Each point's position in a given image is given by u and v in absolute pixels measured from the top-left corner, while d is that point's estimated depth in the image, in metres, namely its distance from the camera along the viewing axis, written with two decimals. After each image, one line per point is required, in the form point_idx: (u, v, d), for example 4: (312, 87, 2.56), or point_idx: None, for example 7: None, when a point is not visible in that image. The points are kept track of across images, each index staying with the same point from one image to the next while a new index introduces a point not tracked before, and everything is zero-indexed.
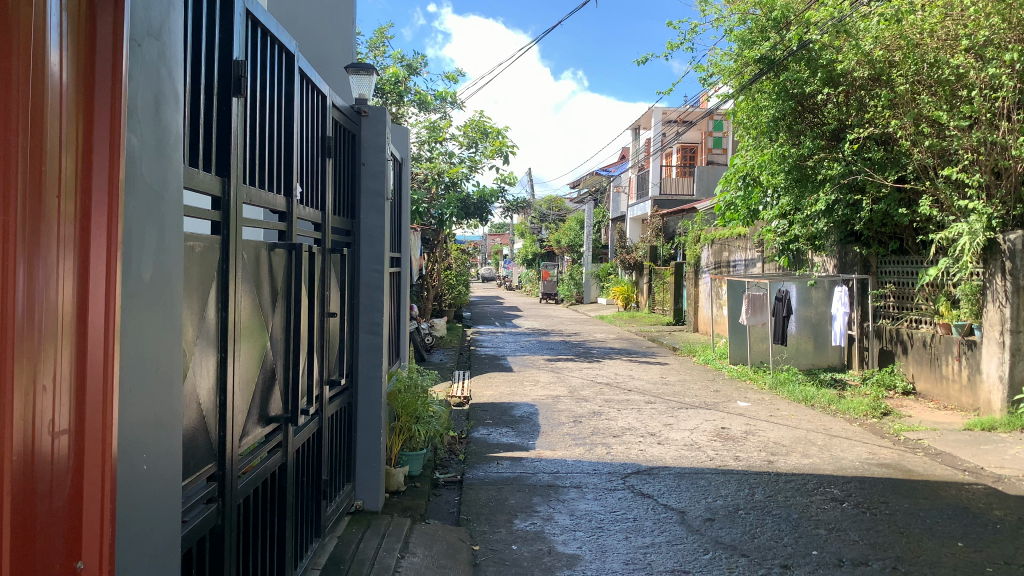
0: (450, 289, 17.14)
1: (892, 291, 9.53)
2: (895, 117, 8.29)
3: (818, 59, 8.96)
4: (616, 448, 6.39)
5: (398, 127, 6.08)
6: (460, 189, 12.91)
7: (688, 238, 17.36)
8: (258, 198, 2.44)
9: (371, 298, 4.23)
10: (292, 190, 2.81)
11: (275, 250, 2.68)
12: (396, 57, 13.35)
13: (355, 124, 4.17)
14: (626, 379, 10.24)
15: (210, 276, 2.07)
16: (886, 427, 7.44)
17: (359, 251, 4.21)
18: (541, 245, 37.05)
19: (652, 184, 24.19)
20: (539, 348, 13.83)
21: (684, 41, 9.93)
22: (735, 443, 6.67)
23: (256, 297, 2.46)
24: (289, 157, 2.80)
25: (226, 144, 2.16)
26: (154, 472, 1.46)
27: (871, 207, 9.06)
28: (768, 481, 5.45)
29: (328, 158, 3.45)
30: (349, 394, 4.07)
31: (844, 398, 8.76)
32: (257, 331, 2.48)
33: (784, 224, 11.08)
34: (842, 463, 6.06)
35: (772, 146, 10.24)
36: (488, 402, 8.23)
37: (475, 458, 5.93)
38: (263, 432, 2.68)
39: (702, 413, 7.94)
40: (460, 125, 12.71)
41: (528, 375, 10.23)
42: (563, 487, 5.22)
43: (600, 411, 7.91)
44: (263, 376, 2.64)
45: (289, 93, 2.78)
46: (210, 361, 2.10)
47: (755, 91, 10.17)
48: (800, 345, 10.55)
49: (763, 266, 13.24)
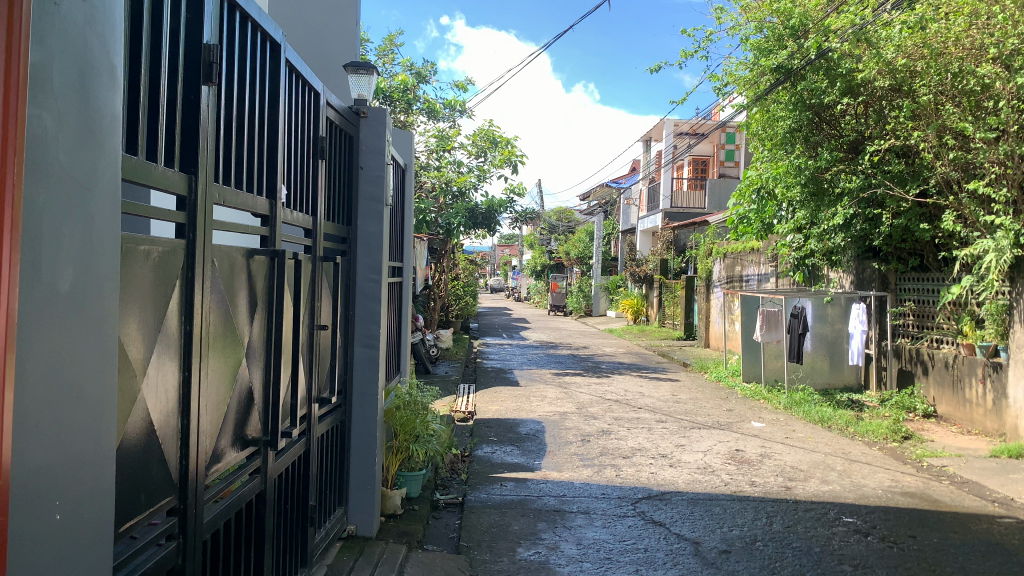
0: (458, 299, 16.92)
1: (911, 309, 9.25)
2: (918, 129, 8.00)
3: (837, 69, 8.68)
4: (625, 471, 6.10)
5: (401, 132, 5.84)
6: (468, 198, 12.66)
7: (700, 251, 17.08)
8: (232, 197, 2.19)
9: (368, 309, 3.97)
10: (275, 190, 2.57)
11: (254, 256, 2.43)
12: (406, 64, 13.17)
13: (353, 125, 3.92)
14: (636, 395, 9.94)
15: (169, 283, 1.82)
16: (908, 452, 7.13)
17: (355, 259, 3.95)
18: (550, 256, 36.81)
19: (663, 196, 23.90)
20: (546, 361, 13.55)
21: (698, 50, 9.71)
22: (750, 467, 6.38)
23: (228, 308, 2.20)
24: (273, 155, 2.56)
25: (191, 137, 1.91)
26: (71, 525, 1.18)
27: (891, 221, 8.75)
28: (786, 510, 5.15)
29: (321, 159, 3.21)
30: (342, 411, 3.80)
31: (862, 419, 8.44)
32: (229, 345, 2.23)
33: (800, 238, 10.78)
34: (864, 491, 5.75)
35: (788, 158, 9.97)
36: (493, 418, 7.96)
37: (478, 479, 5.66)
38: (239, 456, 2.41)
39: (716, 434, 7.65)
40: (469, 134, 12.53)
41: (534, 390, 9.94)
42: (570, 513, 4.94)
43: (609, 430, 7.63)
44: (239, 395, 2.38)
45: (273, 85, 2.55)
46: (168, 380, 1.84)
47: (770, 101, 9.92)
48: (815, 363, 10.20)
49: (777, 281, 12.95)
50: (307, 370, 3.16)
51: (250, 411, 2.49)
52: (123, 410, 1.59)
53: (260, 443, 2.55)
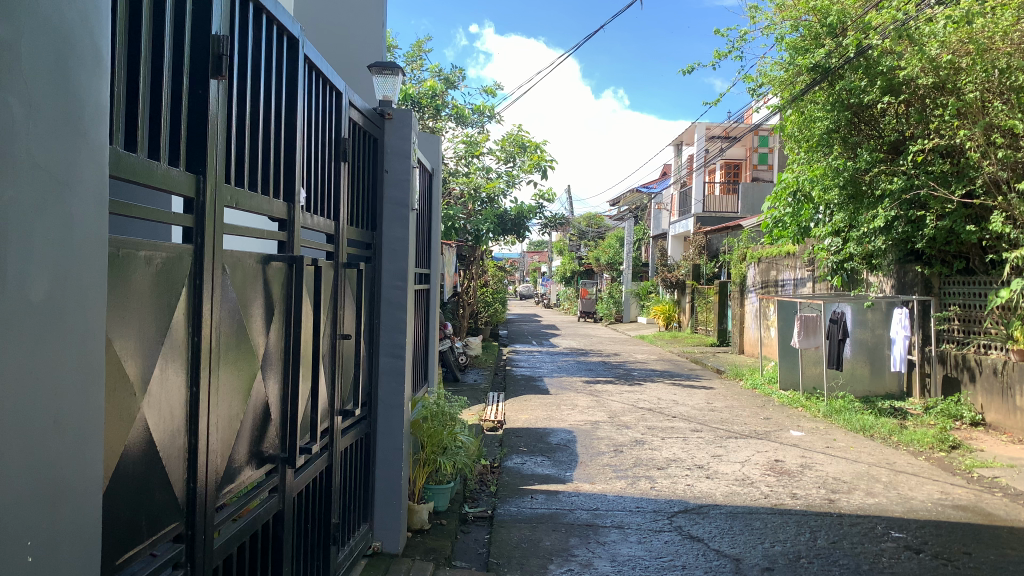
0: (488, 306, 16.80)
1: (956, 313, 8.94)
2: (962, 128, 7.73)
3: (877, 66, 8.44)
4: (660, 482, 5.90)
5: (429, 136, 5.72)
6: (497, 205, 12.55)
7: (733, 256, 16.79)
8: (245, 200, 2.07)
9: (393, 318, 3.84)
10: (294, 193, 2.45)
11: (271, 261, 2.31)
12: (434, 71, 13.11)
13: (377, 128, 3.79)
14: (670, 404, 9.72)
15: (173, 292, 1.70)
16: (957, 462, 6.83)
17: (380, 266, 3.83)
18: (580, 263, 36.62)
19: (695, 201, 23.59)
20: (577, 368, 13.36)
21: (732, 50, 9.52)
22: (791, 478, 6.14)
23: (241, 318, 2.08)
24: (291, 156, 2.44)
25: (198, 134, 1.80)
26: (45, 564, 1.05)
27: (936, 223, 8.44)
28: (831, 524, 4.91)
29: (344, 162, 3.08)
30: (366, 423, 3.67)
31: (906, 428, 8.13)
32: (243, 358, 2.10)
33: (838, 241, 10.49)
34: (913, 504, 5.49)
35: (825, 159, 9.72)
36: (524, 427, 7.80)
37: (508, 491, 5.50)
38: (254, 473, 2.29)
39: (754, 444, 7.41)
40: (498, 140, 12.37)
41: (565, 398, 9.76)
42: (604, 528, 4.76)
43: (642, 440, 7.42)
44: (254, 409, 2.25)
45: (291, 82, 2.43)
46: (173, 396, 1.71)
47: (806, 102, 9.69)
48: (855, 370, 9.90)
49: (814, 286, 12.64)
50: (329, 382, 3.04)
51: (267, 425, 2.37)
52: (116, 429, 1.47)
53: (276, 460, 2.42)
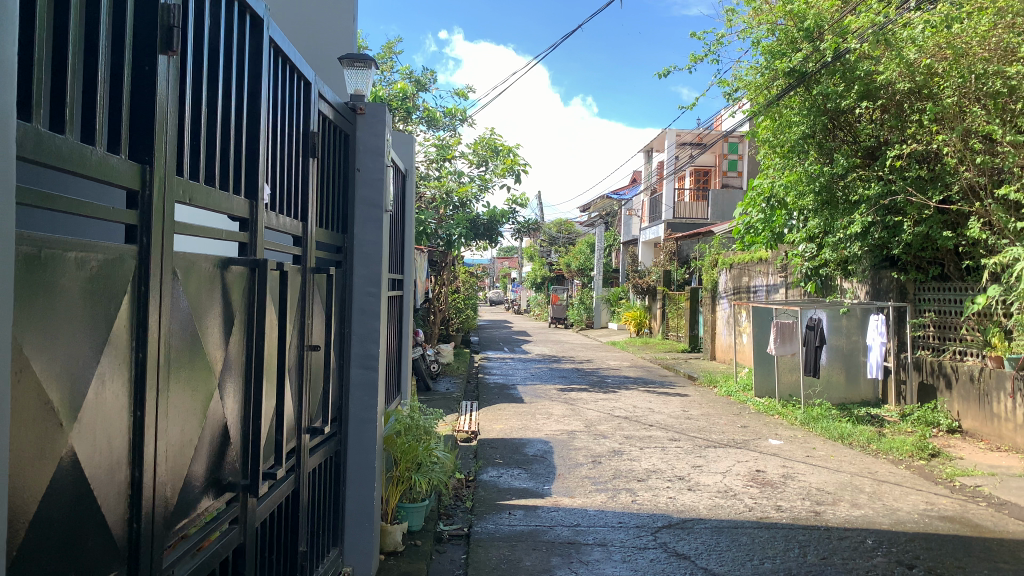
0: (459, 312, 16.53)
1: (932, 320, 8.89)
2: (940, 134, 7.67)
3: (855, 71, 8.39)
4: (642, 496, 5.70)
5: (402, 135, 5.48)
6: (469, 209, 12.31)
7: (705, 262, 16.71)
8: (201, 196, 1.83)
9: (365, 327, 3.59)
10: (256, 189, 2.21)
11: (231, 265, 2.07)
12: (405, 72, 12.87)
13: (349, 123, 3.55)
14: (646, 412, 9.55)
15: (112, 301, 1.46)
16: (938, 471, 6.72)
17: (352, 270, 3.58)
18: (550, 268, 36.45)
19: (665, 207, 23.55)
20: (550, 376, 13.15)
21: (708, 53, 9.42)
22: (774, 489, 5.98)
23: (195, 328, 1.84)
24: (256, 148, 2.20)
25: (143, 115, 1.56)
26: None
27: (912, 229, 8.36)
28: (819, 538, 4.75)
29: (313, 158, 2.84)
30: (336, 440, 3.42)
31: (884, 436, 8.04)
32: (198, 374, 1.86)
33: (812, 247, 10.41)
34: (899, 515, 5.35)
35: (800, 165, 9.64)
36: (499, 438, 7.57)
37: (485, 507, 5.27)
38: (210, 502, 2.04)
39: (733, 453, 7.26)
40: (470, 143, 12.16)
41: (540, 407, 9.55)
42: (586, 546, 4.55)
43: (620, 450, 7.23)
44: (211, 431, 2.00)
45: (255, 65, 2.19)
46: (112, 420, 1.47)
47: (783, 106, 9.62)
48: (831, 377, 9.82)
49: (787, 293, 12.59)
50: (296, 397, 2.80)
51: (227, 447, 2.12)
52: (36, 465, 1.24)
53: (236, 487, 2.17)
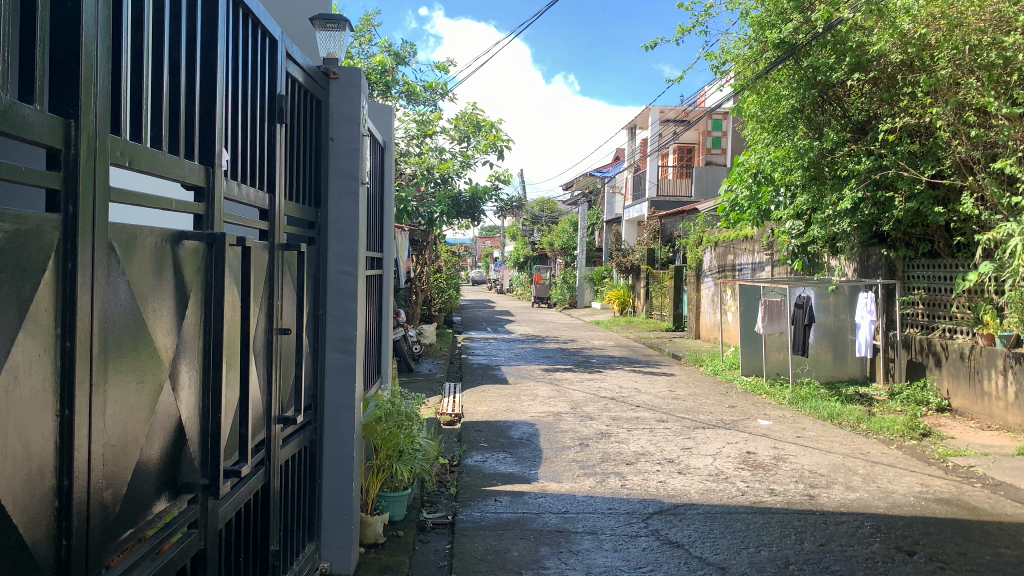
0: (441, 292, 16.28)
1: (921, 297, 8.78)
2: (933, 107, 7.48)
3: (846, 42, 8.20)
4: (631, 480, 5.53)
5: (380, 106, 5.22)
6: (451, 186, 12.04)
7: (690, 240, 16.56)
8: (142, 158, 1.59)
9: (342, 308, 3.35)
10: (211, 152, 1.96)
11: (183, 239, 1.83)
12: (383, 45, 12.53)
13: (321, 87, 3.28)
14: (632, 392, 9.40)
15: (28, 280, 1.22)
16: (930, 451, 6.60)
17: (326, 248, 3.33)
18: (533, 247, 36.22)
19: (650, 184, 23.34)
20: (534, 356, 12.96)
21: (696, 25, 9.22)
22: (766, 472, 5.83)
23: (141, 309, 1.60)
24: (210, 107, 1.96)
25: (65, 56, 1.32)
26: None
27: (902, 205, 8.19)
28: (816, 524, 4.60)
29: (281, 124, 2.59)
30: (311, 427, 3.20)
31: (874, 415, 7.93)
32: (146, 363, 1.62)
33: (800, 224, 10.26)
34: (895, 498, 5.22)
35: (788, 140, 9.47)
36: (483, 421, 7.37)
37: (470, 493, 5.08)
38: (163, 505, 1.80)
39: (723, 435, 7.10)
40: (451, 118, 11.87)
41: (525, 388, 9.37)
42: (575, 534, 4.36)
43: (608, 432, 7.06)
44: (164, 427, 1.77)
45: (209, 14, 1.95)
46: (29, 418, 1.24)
47: (772, 79, 9.42)
48: (819, 356, 9.73)
49: (773, 270, 12.46)
50: (264, 384, 2.57)
51: (184, 442, 1.88)
52: None
53: (194, 488, 1.93)
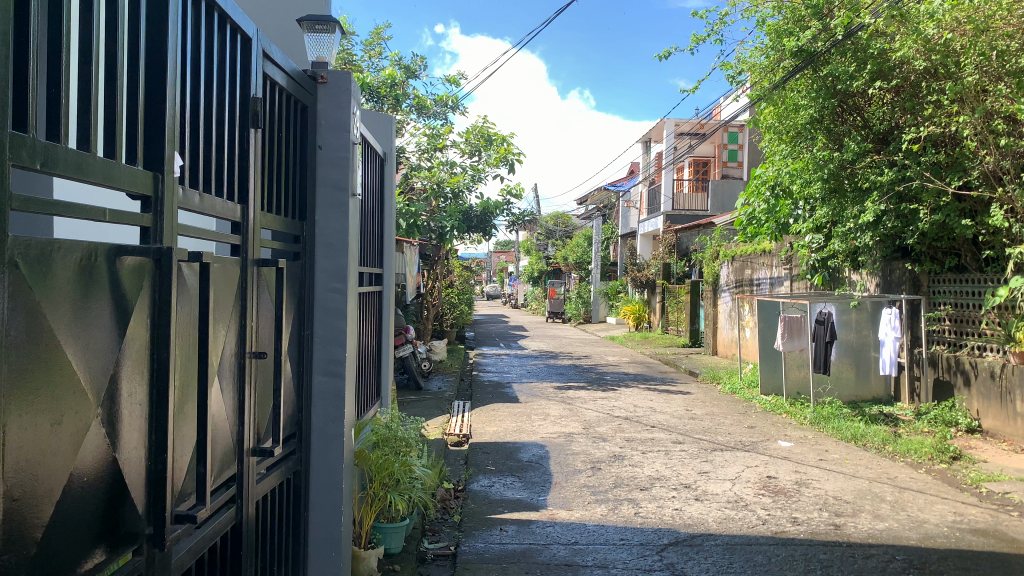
0: (453, 308, 16.04)
1: (948, 313, 8.45)
2: (959, 116, 7.17)
3: (867, 49, 7.93)
4: (645, 507, 5.24)
5: (380, 116, 5.02)
6: (462, 200, 11.81)
7: (706, 254, 16.25)
8: (62, 157, 1.37)
9: (330, 328, 3.12)
10: (159, 156, 1.74)
11: (123, 254, 1.59)
12: (393, 58, 12.38)
13: (308, 92, 3.07)
14: (647, 411, 9.10)
15: None
16: (962, 476, 6.26)
17: (313, 263, 3.10)
18: (547, 262, 35.96)
19: (665, 198, 23.06)
20: (547, 373, 12.68)
21: (711, 34, 9.01)
22: (788, 499, 5.52)
23: (58, 333, 1.37)
24: (159, 107, 1.74)
25: None
26: None
27: (928, 218, 7.85)
28: (843, 558, 4.29)
29: (256, 130, 2.37)
30: (295, 457, 2.96)
31: (900, 437, 7.59)
32: (66, 398, 1.39)
33: (820, 238, 9.96)
34: (927, 529, 4.90)
35: (807, 151, 9.19)
36: (491, 442, 7.11)
37: (475, 522, 4.81)
38: (101, 560, 1.56)
39: (742, 458, 6.80)
40: (462, 132, 11.68)
41: (537, 407, 9.09)
42: (584, 568, 4.09)
43: (621, 454, 6.76)
44: (97, 470, 1.53)
45: (155, 2, 1.74)
46: None
47: (790, 89, 9.17)
48: (841, 374, 9.37)
49: (792, 285, 12.13)
50: (234, 413, 2.32)
51: (127, 487, 1.63)
52: None
53: (139, 538, 1.68)
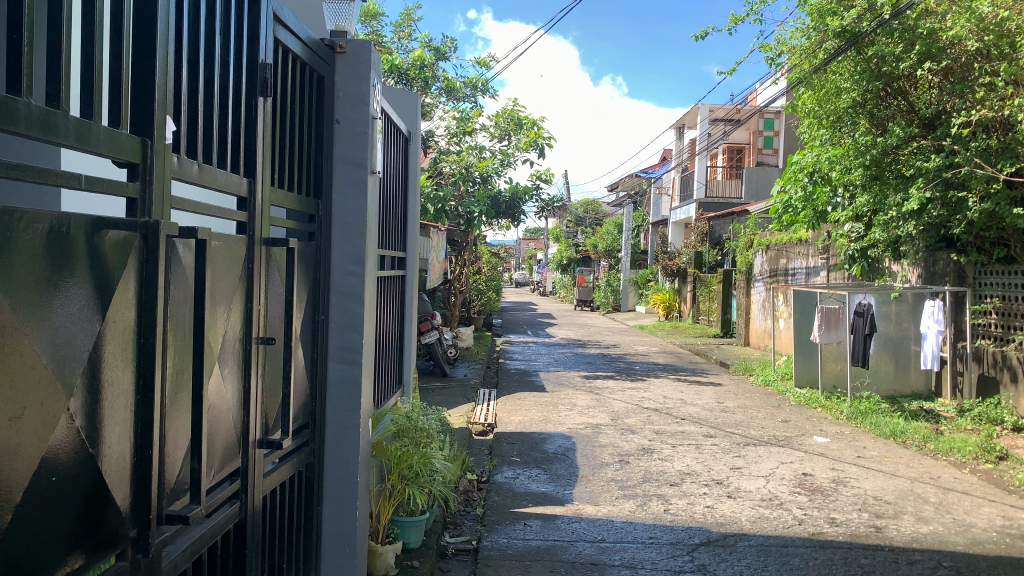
0: (481, 294, 15.89)
1: (994, 307, 8.11)
2: (1014, 99, 6.80)
3: (917, 29, 7.59)
4: (675, 504, 5.03)
5: (405, 93, 4.85)
6: (491, 185, 11.61)
7: (739, 243, 15.91)
8: (24, 113, 1.20)
9: (346, 312, 2.95)
10: (150, 117, 1.57)
11: (104, 226, 1.42)
12: (423, 40, 12.19)
13: (324, 63, 2.89)
14: (677, 403, 8.87)
15: None
16: (1009, 477, 5.97)
17: (329, 244, 2.94)
18: (576, 249, 35.68)
19: (697, 185, 22.66)
20: (574, 361, 12.49)
21: (751, 13, 8.70)
22: (825, 498, 5.28)
23: (14, 314, 1.21)
24: (147, 65, 1.57)
25: None
26: None
27: (976, 206, 7.48)
28: (885, 563, 4.06)
29: (265, 97, 2.20)
30: (308, 449, 2.80)
31: (942, 434, 7.29)
32: (27, 386, 1.23)
33: (859, 227, 9.62)
34: (974, 533, 4.64)
35: (848, 136, 8.86)
36: (517, 431, 6.95)
37: (497, 516, 4.65)
38: (79, 567, 1.40)
39: (776, 453, 6.56)
40: (491, 115, 11.47)
41: (564, 397, 8.91)
42: (611, 568, 3.90)
43: (650, 448, 6.56)
44: (72, 466, 1.36)
45: None
46: None
47: (832, 72, 8.84)
48: (879, 367, 9.08)
49: (829, 275, 11.79)
50: (240, 401, 2.17)
51: (110, 485, 1.47)
52: None
53: (123, 541, 1.52)
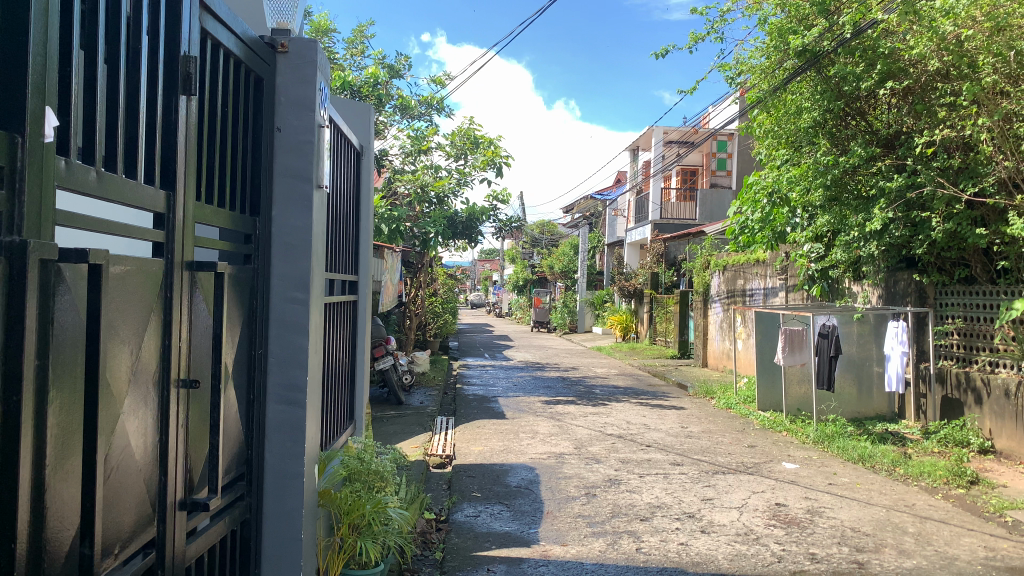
0: (436, 317, 15.49)
1: (957, 327, 8.01)
2: (975, 119, 6.73)
3: (879, 48, 7.53)
4: (648, 541, 4.73)
5: (359, 106, 4.54)
6: (448, 206, 11.30)
7: (696, 264, 15.83)
8: None
9: (288, 346, 2.60)
10: (19, 107, 1.23)
11: None
12: (377, 57, 11.86)
13: (263, 62, 2.56)
14: (640, 428, 8.61)
15: None
16: (984, 502, 5.80)
17: (269, 267, 2.59)
18: (532, 270, 35.48)
19: (652, 207, 22.66)
20: (533, 386, 12.15)
21: (711, 32, 8.60)
22: (802, 531, 5.02)
23: None
24: (18, 40, 1.24)
25: None
26: None
27: (939, 226, 7.39)
28: None
29: (188, 96, 1.87)
30: (242, 504, 2.43)
31: (910, 458, 7.13)
32: None
33: (819, 247, 9.54)
34: (958, 567, 4.42)
35: (808, 156, 8.78)
36: (477, 464, 6.59)
37: (457, 561, 4.29)
38: None
39: (746, 482, 6.32)
40: (447, 134, 11.18)
41: (525, 424, 8.58)
42: None
43: (617, 478, 6.26)
44: None
45: None
46: None
47: (792, 91, 8.76)
48: (843, 390, 8.94)
49: (788, 296, 11.72)
50: (155, 458, 1.80)
51: None
52: None
53: None
